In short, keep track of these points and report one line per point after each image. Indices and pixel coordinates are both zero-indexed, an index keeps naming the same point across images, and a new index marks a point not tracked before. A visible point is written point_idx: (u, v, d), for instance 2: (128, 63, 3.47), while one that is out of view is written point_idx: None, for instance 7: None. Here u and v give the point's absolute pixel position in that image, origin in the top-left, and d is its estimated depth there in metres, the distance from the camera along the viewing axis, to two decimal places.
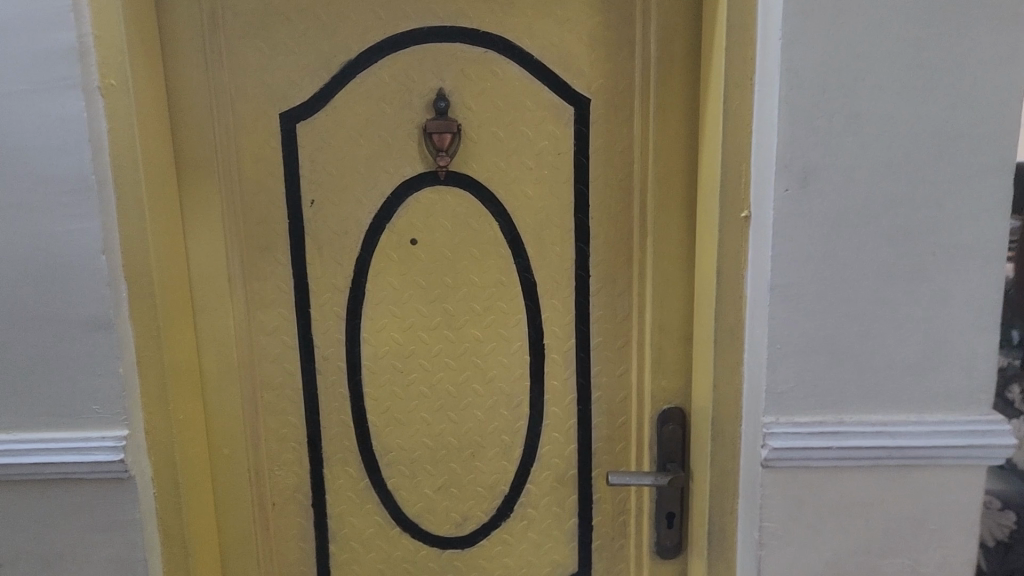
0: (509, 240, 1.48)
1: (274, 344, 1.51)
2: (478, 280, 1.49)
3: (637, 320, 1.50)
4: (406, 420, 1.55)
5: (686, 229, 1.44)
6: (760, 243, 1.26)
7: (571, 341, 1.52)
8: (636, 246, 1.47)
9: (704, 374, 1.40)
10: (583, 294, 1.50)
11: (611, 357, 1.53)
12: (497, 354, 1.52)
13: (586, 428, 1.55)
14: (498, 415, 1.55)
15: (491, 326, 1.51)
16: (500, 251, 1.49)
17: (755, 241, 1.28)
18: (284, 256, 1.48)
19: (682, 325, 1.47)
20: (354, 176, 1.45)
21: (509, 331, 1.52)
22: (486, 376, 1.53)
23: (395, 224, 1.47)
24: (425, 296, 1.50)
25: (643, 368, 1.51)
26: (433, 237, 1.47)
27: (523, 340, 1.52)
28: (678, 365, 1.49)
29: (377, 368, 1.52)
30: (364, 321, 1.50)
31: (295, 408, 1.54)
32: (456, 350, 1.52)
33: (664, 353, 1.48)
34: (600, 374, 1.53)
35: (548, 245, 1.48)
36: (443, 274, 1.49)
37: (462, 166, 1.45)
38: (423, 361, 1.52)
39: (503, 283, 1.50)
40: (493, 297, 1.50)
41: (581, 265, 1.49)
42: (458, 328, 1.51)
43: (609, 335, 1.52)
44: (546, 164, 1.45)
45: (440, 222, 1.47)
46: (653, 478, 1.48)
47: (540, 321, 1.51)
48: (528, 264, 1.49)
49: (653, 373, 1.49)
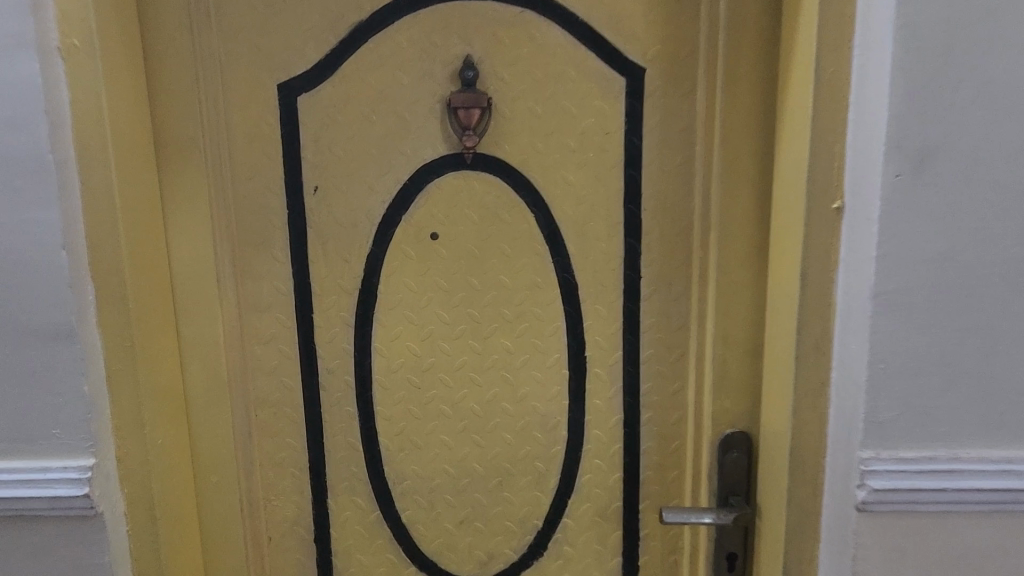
0: (546, 236, 1.26)
1: (270, 355, 1.29)
2: (510, 283, 1.28)
3: (696, 329, 1.28)
4: (424, 444, 1.33)
5: (758, 223, 1.22)
6: (858, 242, 1.04)
7: (617, 353, 1.31)
8: (695, 243, 1.26)
9: (780, 395, 1.18)
10: (633, 299, 1.29)
11: (664, 372, 1.31)
12: (531, 368, 1.31)
13: (633, 454, 1.34)
14: (531, 438, 1.33)
15: (524, 336, 1.30)
16: (536, 249, 1.27)
17: (851, 239, 1.06)
18: (283, 252, 1.26)
19: (748, 335, 1.26)
20: (366, 159, 1.23)
21: (545, 342, 1.30)
22: (518, 393, 1.32)
23: (412, 215, 1.25)
24: (447, 301, 1.28)
25: (702, 385, 1.29)
26: (458, 231, 1.26)
27: (562, 351, 1.30)
28: (742, 382, 1.28)
29: (390, 383, 1.31)
30: (376, 329, 1.29)
31: (295, 428, 1.32)
32: (482, 363, 1.30)
33: (727, 369, 1.27)
34: (651, 391, 1.32)
35: (592, 241, 1.27)
36: (469, 275, 1.27)
37: (492, 148, 1.23)
38: (443, 376, 1.31)
39: (539, 285, 1.28)
40: (527, 302, 1.28)
41: (630, 265, 1.27)
42: (486, 338, 1.30)
43: (662, 347, 1.30)
44: (591, 146, 1.23)
45: (466, 214, 1.25)
46: (715, 515, 1.26)
47: (581, 330, 1.29)
48: (567, 263, 1.27)
49: (713, 392, 1.28)
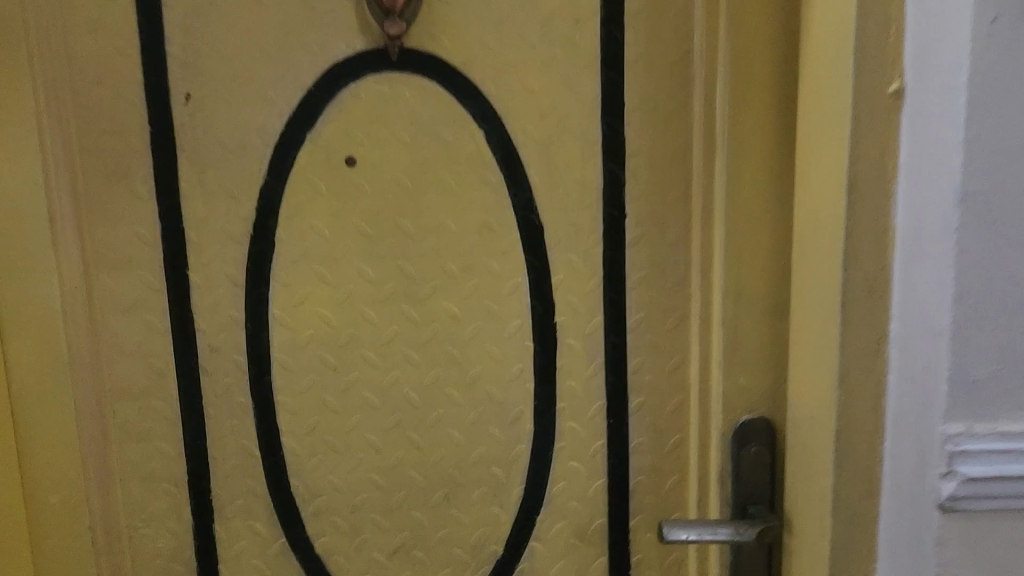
0: (500, 161, 0.96)
1: (131, 330, 0.96)
2: (453, 226, 0.96)
3: (698, 284, 0.98)
4: (343, 447, 1.00)
5: (780, 135, 0.92)
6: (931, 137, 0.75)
7: (598, 319, 1.00)
8: (697, 169, 0.96)
9: (817, 363, 0.88)
10: (616, 246, 0.98)
11: (659, 342, 1.00)
12: (484, 341, 0.99)
13: (620, 453, 1.03)
14: (485, 434, 1.01)
15: (474, 298, 0.98)
16: (487, 179, 0.96)
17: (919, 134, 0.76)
18: (145, 187, 0.93)
19: (769, 289, 0.95)
20: (256, 57, 0.91)
21: (501, 305, 0.98)
22: (467, 375, 1.00)
23: (319, 134, 0.93)
24: (369, 251, 0.96)
25: (708, 357, 0.99)
26: (380, 156, 0.94)
27: (524, 318, 0.99)
28: (762, 353, 0.96)
29: (296, 364, 0.98)
30: (275, 290, 0.96)
31: (169, 429, 0.98)
32: (419, 335, 0.98)
33: (741, 335, 0.96)
34: (642, 368, 1.01)
35: (561, 169, 0.96)
36: (397, 215, 0.96)
37: (426, 43, 0.92)
38: (367, 354, 0.98)
39: (491, 229, 0.97)
40: (476, 252, 0.97)
41: (611, 200, 0.97)
42: (423, 301, 0.98)
43: (655, 309, 1.00)
44: (558, 40, 0.93)
45: (391, 133, 0.94)
46: (732, 529, 0.95)
47: (549, 288, 0.98)
48: (529, 199, 0.97)
49: (725, 366, 0.97)
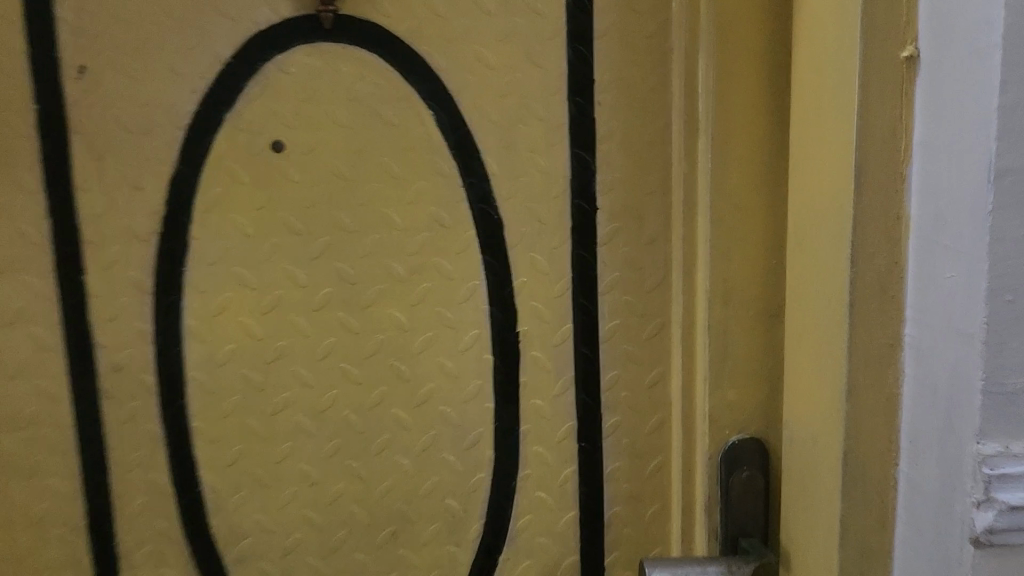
0: (453, 147, 0.83)
1: (16, 346, 0.81)
2: (398, 222, 0.83)
3: (679, 286, 0.87)
4: (272, 480, 0.86)
5: (770, 115, 0.81)
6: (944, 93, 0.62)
7: (567, 328, 0.87)
8: (677, 156, 0.85)
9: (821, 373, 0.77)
10: (586, 244, 0.86)
11: (635, 353, 0.89)
12: (436, 354, 0.86)
13: (594, 480, 0.90)
14: (438, 463, 0.88)
15: (424, 305, 0.85)
16: (438, 168, 0.83)
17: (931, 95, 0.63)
18: (32, 177, 0.79)
19: (761, 290, 0.84)
20: (164, 24, 0.78)
21: (455, 312, 0.85)
22: (417, 394, 0.86)
23: (241, 114, 0.80)
24: (301, 251, 0.83)
25: (691, 369, 0.87)
26: (312, 140, 0.81)
27: (483, 327, 0.86)
28: (752, 363, 0.85)
29: (215, 384, 0.84)
30: (189, 298, 0.82)
31: (63, 464, 0.83)
32: (360, 349, 0.85)
33: (730, 344, 0.85)
34: (618, 384, 0.89)
35: (523, 156, 0.84)
36: (334, 209, 0.82)
37: (365, 9, 0.80)
38: (299, 371, 0.84)
39: (442, 225, 0.84)
40: (426, 252, 0.84)
41: (580, 191, 0.85)
42: (364, 308, 0.84)
43: (631, 315, 0.88)
44: (517, 8, 0.82)
45: (325, 113, 0.81)
46: (724, 568, 0.82)
47: (511, 293, 0.86)
48: (486, 191, 0.84)
49: (711, 379, 0.85)
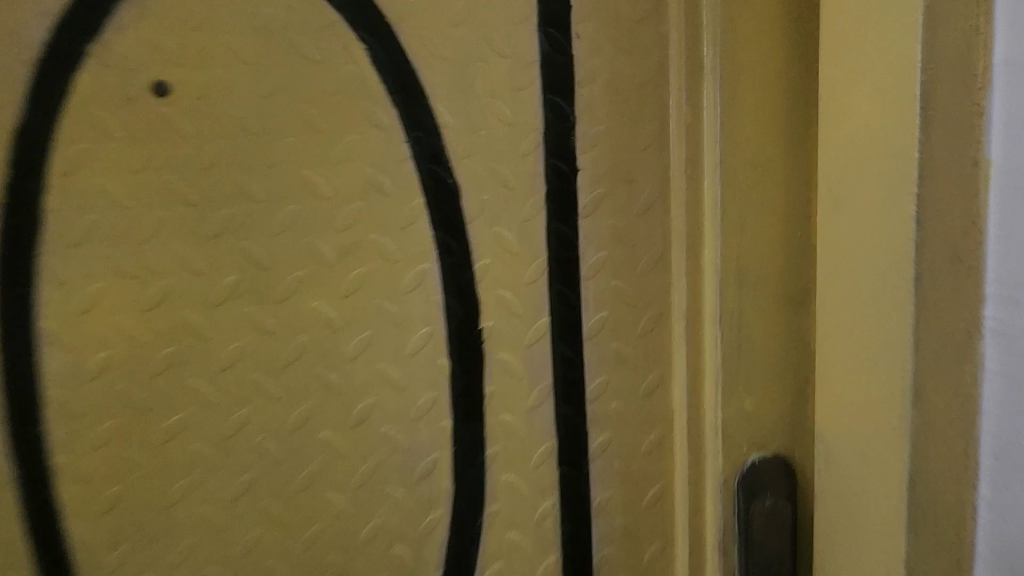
0: (392, 91, 0.64)
1: None
2: (324, 188, 0.64)
3: (678, 267, 0.70)
4: (161, 533, 0.65)
5: (790, 46, 0.64)
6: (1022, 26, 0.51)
7: (542, 323, 0.69)
8: (673, 103, 0.68)
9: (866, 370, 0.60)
10: (564, 215, 0.68)
11: (628, 353, 0.71)
12: (375, 360, 0.67)
13: (580, 514, 0.72)
14: (382, 499, 0.68)
15: (359, 296, 0.66)
16: (373, 118, 0.64)
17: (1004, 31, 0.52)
18: None
19: (781, 268, 0.68)
20: None
21: (399, 305, 0.67)
22: (353, 412, 0.67)
23: (108, 46, 0.60)
24: (196, 228, 0.63)
25: (698, 369, 0.70)
26: (206, 81, 0.62)
27: (436, 324, 0.67)
28: (770, 360, 0.69)
29: (80, 407, 0.63)
30: (43, 293, 0.61)
31: None
32: (276, 355, 0.65)
33: (748, 337, 0.68)
34: (607, 393, 0.71)
35: (484, 103, 0.65)
36: (238, 172, 0.63)
37: None
38: (197, 386, 0.64)
39: (381, 192, 0.65)
40: (360, 227, 0.65)
41: (556, 148, 0.67)
42: (280, 302, 0.65)
43: (621, 305, 0.70)
44: None
45: (222, 46, 0.61)
46: None
47: (471, 280, 0.67)
48: (437, 147, 0.65)
49: (723, 382, 0.68)
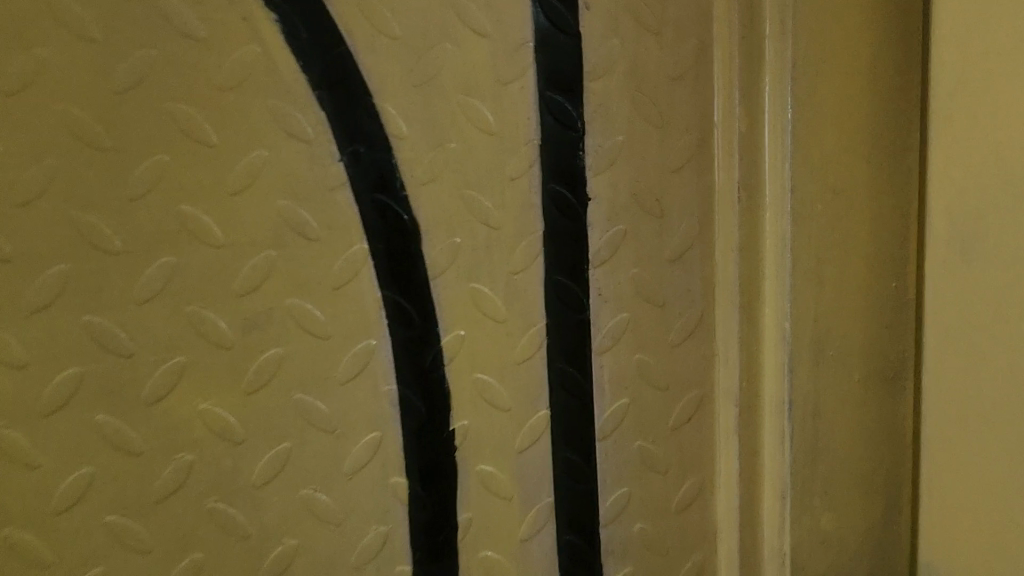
0: (318, 84, 0.43)
1: None
2: (215, 232, 0.42)
3: (727, 333, 0.50)
4: None
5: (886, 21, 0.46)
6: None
7: (540, 418, 0.48)
8: (718, 106, 0.48)
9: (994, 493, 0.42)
10: (569, 264, 0.48)
11: (656, 452, 0.51)
12: (297, 484, 0.45)
13: None
14: None
15: (271, 390, 0.44)
16: (290, 126, 0.43)
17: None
18: None
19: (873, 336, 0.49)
20: None
21: (333, 401, 0.45)
22: (265, 562, 0.45)
23: None
24: (10, 297, 0.40)
25: (754, 475, 0.50)
26: (24, 66, 0.39)
27: (387, 426, 0.46)
28: (854, 461, 0.50)
29: None
30: None
31: None
32: (144, 486, 0.43)
33: (823, 434, 0.49)
34: (628, 509, 0.51)
35: (454, 104, 0.45)
36: (77, 209, 0.40)
37: None
38: (17, 542, 0.41)
39: (302, 236, 0.43)
40: (272, 289, 0.43)
41: (557, 169, 0.47)
42: (149, 405, 0.42)
43: (647, 387, 0.50)
44: None
45: (47, 9, 0.39)
46: None
47: (438, 358, 0.46)
48: (386, 168, 0.44)
49: (793, 493, 0.49)
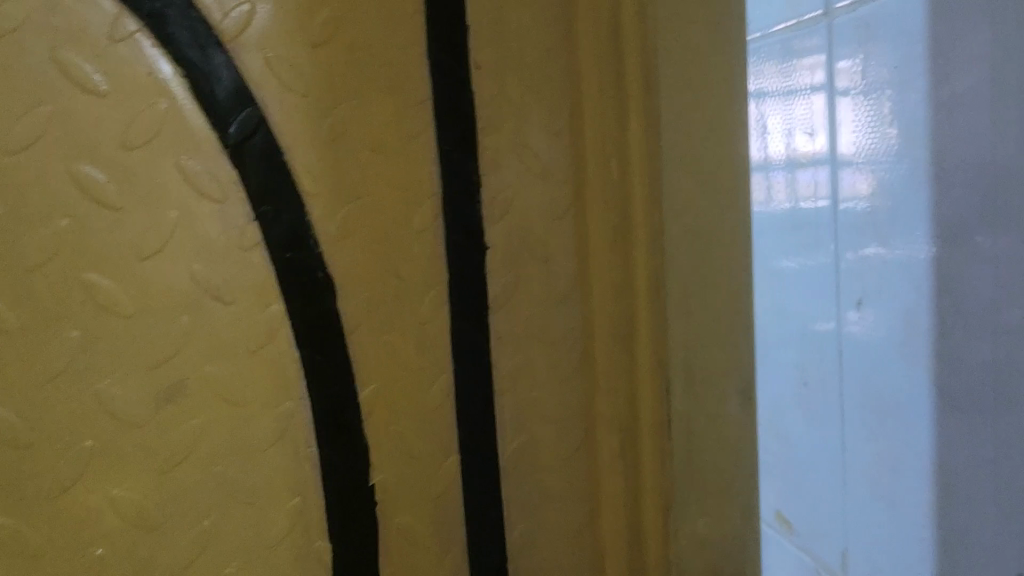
0: (229, 140, 0.42)
1: None
2: (124, 303, 0.40)
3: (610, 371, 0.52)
4: None
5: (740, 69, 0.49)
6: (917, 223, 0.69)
7: (452, 465, 0.49)
8: (593, 151, 0.50)
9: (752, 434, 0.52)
10: (474, 311, 0.49)
11: (553, 484, 0.53)
12: (218, 561, 0.44)
13: None
14: None
15: (189, 467, 0.42)
16: (202, 186, 0.41)
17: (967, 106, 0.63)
18: None
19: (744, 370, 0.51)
20: None
21: (254, 470, 0.44)
22: None
23: None
24: None
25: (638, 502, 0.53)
26: None
27: (310, 489, 0.45)
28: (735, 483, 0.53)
29: None
30: None
31: None
32: None
33: (703, 459, 0.51)
34: (530, 541, 0.53)
35: (363, 159, 0.45)
36: None
37: None
38: None
39: (218, 299, 0.42)
40: (187, 358, 0.42)
41: (460, 220, 0.48)
42: (55, 496, 0.40)
43: (540, 423, 0.52)
44: None
45: None
46: None
47: (357, 415, 0.46)
48: (300, 224, 0.43)
49: (678, 515, 0.52)
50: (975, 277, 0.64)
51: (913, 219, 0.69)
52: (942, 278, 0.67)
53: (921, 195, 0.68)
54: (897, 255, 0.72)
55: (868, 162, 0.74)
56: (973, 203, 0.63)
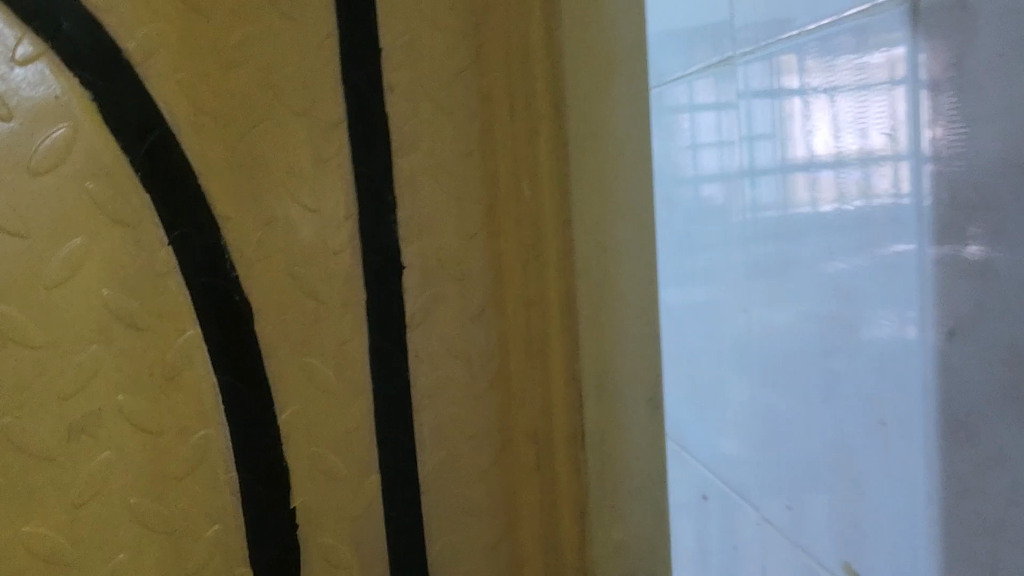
0: (139, 163, 0.42)
1: None
2: (34, 333, 0.41)
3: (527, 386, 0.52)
4: None
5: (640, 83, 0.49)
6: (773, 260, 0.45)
7: (372, 485, 0.49)
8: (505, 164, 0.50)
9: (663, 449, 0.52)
10: (390, 332, 0.49)
11: (473, 500, 0.53)
12: None
13: None
14: None
15: (104, 496, 0.43)
16: (113, 213, 0.42)
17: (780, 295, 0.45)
18: None
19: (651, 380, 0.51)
20: None
21: (171, 497, 0.44)
22: None
23: None
24: None
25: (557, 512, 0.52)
26: None
27: (229, 515, 0.46)
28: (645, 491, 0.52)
29: None
30: None
31: None
32: None
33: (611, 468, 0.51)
34: (454, 559, 0.53)
35: (277, 181, 0.45)
36: None
37: None
38: None
39: (133, 330, 0.43)
40: (99, 386, 0.42)
41: (375, 240, 0.48)
42: None
43: (461, 438, 0.52)
44: None
45: None
46: None
47: (275, 437, 0.46)
48: (212, 248, 0.44)
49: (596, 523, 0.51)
50: (926, 385, 0.32)
51: (811, 270, 0.41)
52: (888, 399, 0.35)
53: (828, 243, 0.39)
54: (755, 311, 0.48)
55: (750, 183, 0.47)
56: (957, 289, 0.30)
